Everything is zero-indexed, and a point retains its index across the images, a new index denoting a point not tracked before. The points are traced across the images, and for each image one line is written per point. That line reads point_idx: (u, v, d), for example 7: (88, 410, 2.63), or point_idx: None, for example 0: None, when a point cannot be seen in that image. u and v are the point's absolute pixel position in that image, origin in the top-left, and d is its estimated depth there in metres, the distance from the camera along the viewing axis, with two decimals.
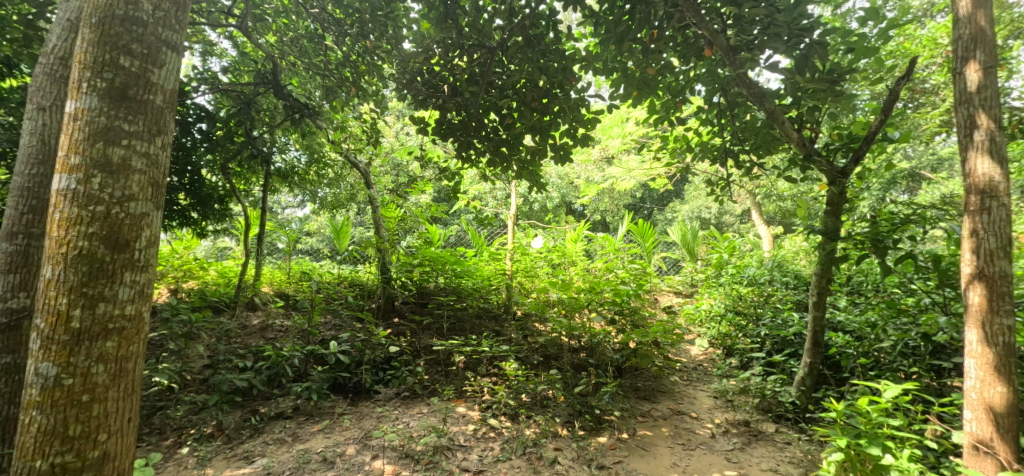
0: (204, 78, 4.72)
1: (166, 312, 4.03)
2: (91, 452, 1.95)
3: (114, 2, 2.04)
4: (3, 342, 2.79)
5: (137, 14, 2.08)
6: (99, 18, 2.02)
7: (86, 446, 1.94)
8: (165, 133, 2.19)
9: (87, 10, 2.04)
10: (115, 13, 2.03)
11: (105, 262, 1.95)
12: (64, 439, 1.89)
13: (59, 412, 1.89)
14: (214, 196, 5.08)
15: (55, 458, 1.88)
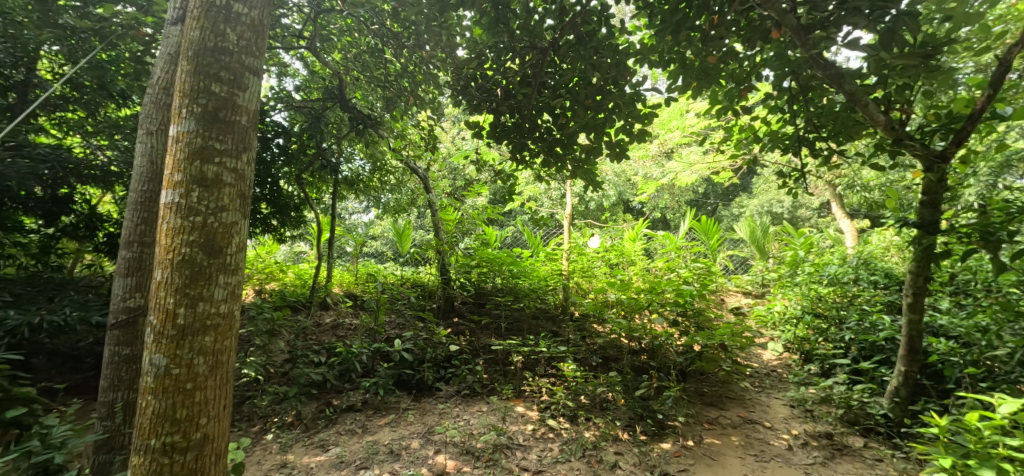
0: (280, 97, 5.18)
1: (252, 310, 4.46)
2: (194, 434, 2.21)
3: (205, 36, 2.30)
4: (123, 335, 3.21)
5: (225, 45, 2.33)
6: (194, 51, 2.29)
7: (190, 428, 2.20)
8: (250, 150, 2.44)
9: (184, 44, 2.31)
10: (207, 46, 2.29)
11: (204, 266, 2.21)
12: (172, 421, 2.16)
13: (169, 397, 2.16)
14: (291, 205, 5.56)
15: (166, 438, 2.15)
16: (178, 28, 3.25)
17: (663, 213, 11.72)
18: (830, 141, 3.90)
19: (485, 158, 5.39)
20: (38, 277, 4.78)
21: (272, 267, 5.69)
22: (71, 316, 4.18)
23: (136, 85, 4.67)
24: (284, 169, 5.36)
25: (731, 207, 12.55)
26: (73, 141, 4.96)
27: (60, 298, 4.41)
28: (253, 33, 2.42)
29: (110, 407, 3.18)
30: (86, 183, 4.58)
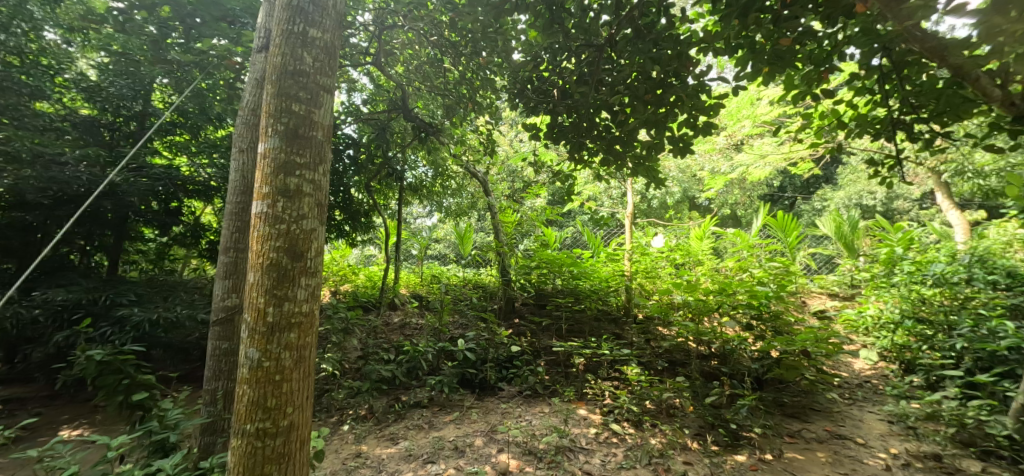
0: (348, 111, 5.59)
1: (329, 310, 4.86)
2: (282, 421, 2.43)
3: (286, 61, 2.54)
4: (222, 331, 3.61)
5: (302, 68, 2.56)
6: (277, 76, 2.53)
7: (279, 416, 2.42)
8: (325, 162, 2.66)
9: (268, 70, 2.57)
10: (288, 70, 2.53)
11: (288, 269, 2.44)
12: (264, 409, 2.40)
13: (261, 387, 2.40)
14: (362, 212, 5.97)
15: (259, 424, 2.39)
16: (263, 54, 3.60)
17: (733, 208, 11.00)
18: (930, 123, 3.43)
19: (543, 159, 5.37)
20: (157, 280, 5.52)
21: (344, 270, 6.20)
22: (182, 314, 4.79)
23: (230, 108, 5.23)
24: (355, 178, 5.78)
25: (813, 200, 11.48)
26: (180, 160, 5.64)
27: (173, 298, 5.08)
28: (326, 54, 2.64)
29: (213, 395, 3.60)
30: (190, 195, 5.33)
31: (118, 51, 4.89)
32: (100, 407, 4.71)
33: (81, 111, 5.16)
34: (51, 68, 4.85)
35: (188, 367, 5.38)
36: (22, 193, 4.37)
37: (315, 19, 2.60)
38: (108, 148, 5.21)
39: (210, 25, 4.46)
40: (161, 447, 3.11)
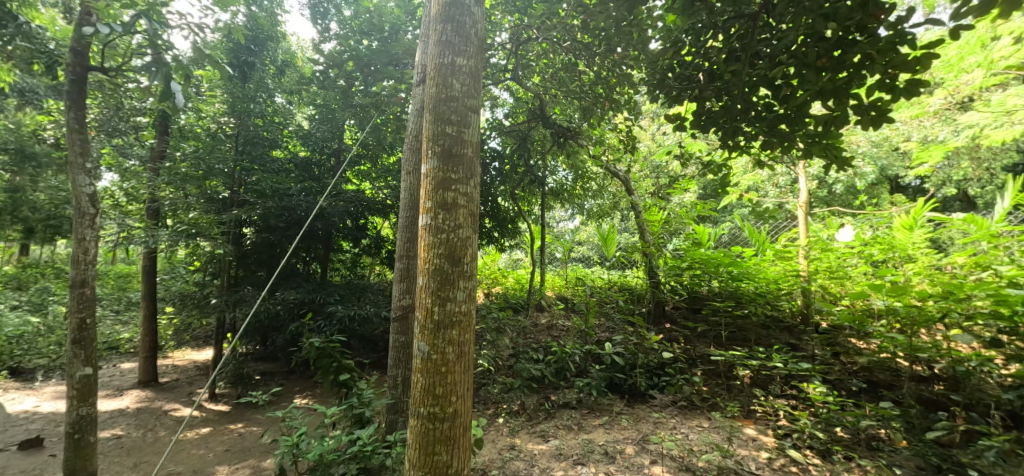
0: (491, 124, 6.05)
1: (483, 310, 5.39)
2: (448, 408, 2.73)
3: (440, 90, 2.86)
4: (400, 326, 4.25)
5: (452, 94, 2.86)
6: (433, 104, 2.87)
7: (446, 403, 2.72)
8: (476, 176, 2.92)
9: (426, 100, 2.93)
10: (441, 98, 2.85)
11: (449, 274, 2.75)
12: (434, 396, 2.72)
13: (431, 377, 2.72)
14: (507, 218, 6.66)
15: (430, 408, 2.72)
16: (421, 88, 4.14)
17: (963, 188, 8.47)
18: None
19: (689, 149, 4.97)
20: (354, 283, 6.81)
21: (495, 273, 6.62)
22: (370, 311, 5.93)
23: (399, 136, 6.20)
24: (501, 188, 6.45)
25: None
26: (366, 186, 6.96)
27: (364, 298, 6.26)
28: (471, 80, 2.91)
29: (395, 380, 4.23)
30: (373, 213, 6.70)
31: (320, 103, 6.48)
32: (319, 382, 6.17)
33: (300, 153, 6.73)
34: (281, 124, 6.46)
35: (376, 355, 6.53)
36: (268, 219, 5.96)
37: (461, 49, 2.88)
38: (316, 181, 6.67)
39: (381, 70, 5.42)
40: (360, 419, 3.81)
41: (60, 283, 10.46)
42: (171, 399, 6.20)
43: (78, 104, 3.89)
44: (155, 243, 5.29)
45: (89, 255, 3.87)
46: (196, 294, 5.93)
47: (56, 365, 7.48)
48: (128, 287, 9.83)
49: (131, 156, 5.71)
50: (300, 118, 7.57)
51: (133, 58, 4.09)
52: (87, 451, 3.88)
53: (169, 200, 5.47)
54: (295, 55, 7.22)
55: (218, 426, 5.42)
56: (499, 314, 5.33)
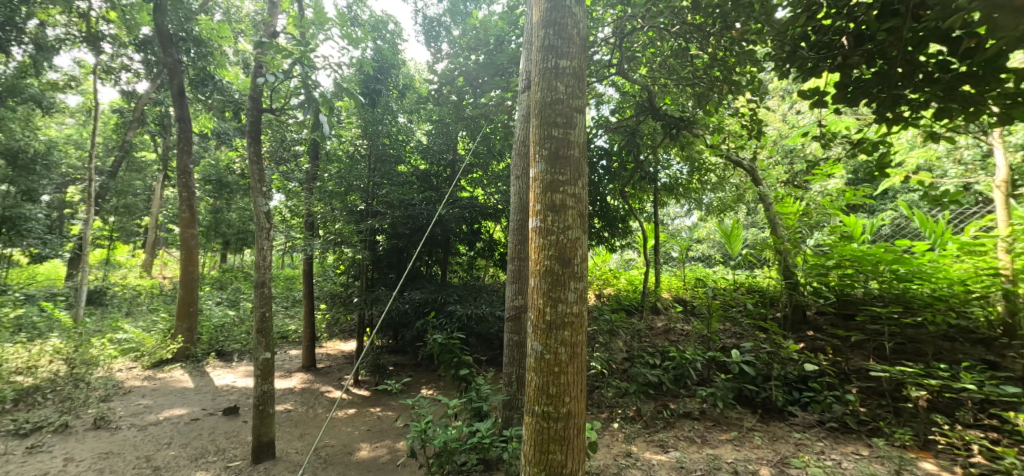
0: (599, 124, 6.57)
1: (596, 312, 5.39)
2: (562, 408, 2.62)
3: (544, 93, 2.77)
4: (514, 326, 4.41)
5: (557, 97, 2.74)
6: (539, 107, 2.78)
7: (559, 403, 2.62)
8: (584, 176, 2.77)
9: (531, 104, 2.86)
10: (546, 100, 2.75)
11: (560, 275, 2.63)
12: (547, 395, 2.63)
13: (544, 376, 2.64)
14: (617, 217, 7.20)
15: (544, 407, 2.63)
16: (526, 94, 4.27)
17: None
18: None
19: (833, 127, 4.40)
20: (472, 284, 7.46)
21: (606, 275, 7.12)
22: (486, 310, 6.40)
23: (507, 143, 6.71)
24: (609, 187, 6.97)
25: None
26: (479, 192, 7.62)
27: (480, 298, 6.79)
28: (576, 79, 2.78)
29: (509, 378, 4.41)
30: (487, 218, 7.31)
31: (437, 119, 7.30)
32: (443, 376, 6.81)
33: (420, 166, 7.53)
34: (404, 141, 7.29)
35: (491, 353, 7.08)
36: (397, 227, 6.70)
37: (564, 50, 2.77)
38: (435, 189, 7.41)
39: (487, 82, 6.00)
40: (478, 412, 4.02)
41: (247, 283, 13.09)
42: (326, 382, 7.34)
43: (255, 139, 4.84)
44: (310, 250, 6.29)
45: (266, 261, 4.80)
46: (343, 294, 6.96)
47: (245, 349, 9.32)
48: (292, 286, 11.92)
49: (292, 179, 6.97)
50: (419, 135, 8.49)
51: (291, 98, 4.99)
52: (268, 420, 4.92)
53: (321, 214, 6.42)
54: (413, 78, 8.19)
55: (361, 408, 6.33)
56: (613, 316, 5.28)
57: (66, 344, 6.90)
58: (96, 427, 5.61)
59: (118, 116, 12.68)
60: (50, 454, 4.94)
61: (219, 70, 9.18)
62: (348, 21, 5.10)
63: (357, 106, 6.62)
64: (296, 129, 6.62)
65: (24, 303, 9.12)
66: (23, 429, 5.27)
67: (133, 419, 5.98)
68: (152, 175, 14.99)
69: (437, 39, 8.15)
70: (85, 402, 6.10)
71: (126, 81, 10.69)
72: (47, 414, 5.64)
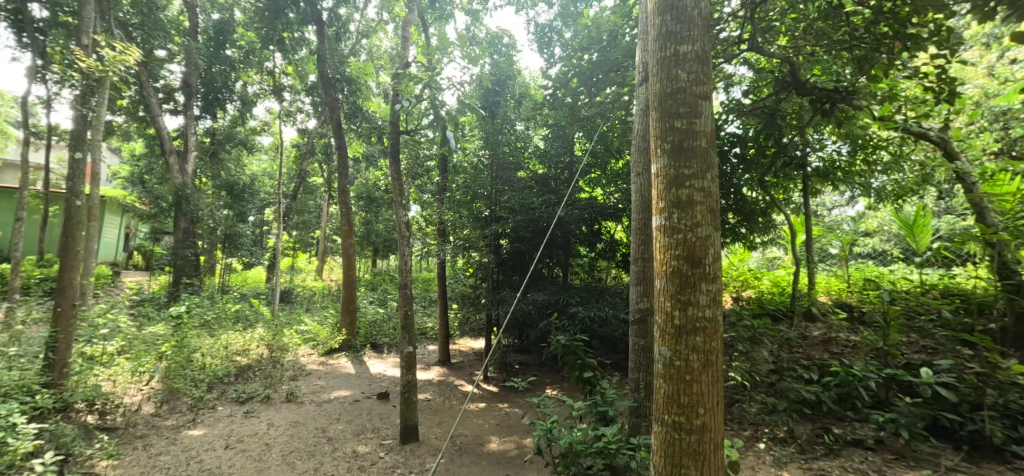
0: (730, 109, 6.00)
1: (734, 317, 4.87)
2: (695, 420, 2.35)
3: (663, 84, 2.53)
4: (640, 329, 4.20)
5: (679, 85, 2.49)
6: (658, 100, 2.55)
7: (692, 414, 2.35)
8: (714, 168, 2.47)
9: (650, 96, 2.64)
10: (666, 91, 2.51)
11: (689, 276, 2.37)
12: (678, 404, 2.38)
13: (674, 384, 2.40)
14: (757, 210, 6.46)
15: (675, 417, 2.38)
16: (644, 86, 4.21)
17: None
18: None
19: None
20: (594, 287, 7.47)
21: (746, 276, 6.63)
22: (609, 313, 6.28)
23: (624, 140, 6.56)
24: (745, 176, 6.30)
25: None
26: (598, 192, 7.62)
27: (603, 300, 6.74)
28: (700, 63, 2.49)
29: (637, 383, 4.21)
30: (607, 218, 7.23)
31: (552, 123, 7.43)
32: (566, 377, 6.93)
33: (538, 171, 7.70)
34: (522, 147, 7.56)
35: (616, 356, 6.93)
36: (519, 230, 6.93)
37: (684, 34, 2.51)
38: (554, 192, 7.48)
39: (602, 79, 6.12)
40: (602, 417, 3.86)
41: (393, 285, 14.76)
42: (459, 376, 7.88)
43: (395, 159, 5.39)
44: (443, 254, 6.81)
45: (407, 264, 5.29)
46: (473, 295, 7.42)
47: (393, 343, 10.47)
48: (429, 288, 13.06)
49: (426, 191, 7.70)
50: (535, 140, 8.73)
51: (421, 118, 5.53)
52: (411, 407, 5.46)
53: (451, 221, 6.96)
54: (528, 86, 8.49)
55: (491, 403, 6.65)
56: (758, 321, 4.67)
57: (267, 333, 8.52)
58: (288, 400, 6.79)
59: (297, 150, 15.44)
60: (259, 419, 6.10)
61: (365, 101, 10.62)
62: (468, 42, 5.38)
63: (478, 120, 7.00)
64: (428, 146, 7.32)
65: (240, 300, 11.51)
66: (242, 397, 6.60)
67: (313, 396, 7.11)
68: (320, 195, 17.89)
69: (549, 44, 8.21)
70: (281, 379, 7.42)
71: (301, 121, 12.96)
72: (256, 387, 6.99)
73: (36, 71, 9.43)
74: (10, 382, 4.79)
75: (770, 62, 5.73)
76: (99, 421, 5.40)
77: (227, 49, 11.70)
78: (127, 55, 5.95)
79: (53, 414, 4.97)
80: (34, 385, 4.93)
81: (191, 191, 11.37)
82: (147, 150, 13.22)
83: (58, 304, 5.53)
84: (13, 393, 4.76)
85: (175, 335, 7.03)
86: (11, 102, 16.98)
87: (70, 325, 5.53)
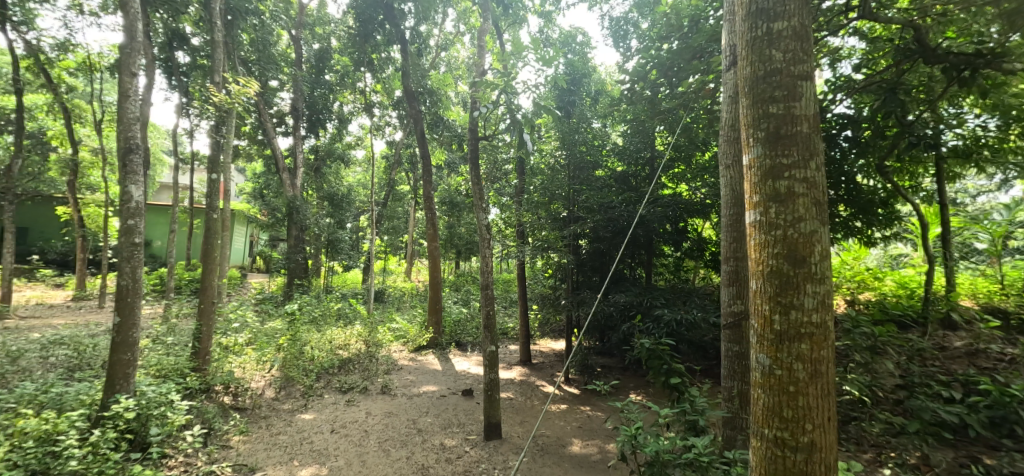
0: (838, 87, 5.37)
1: (848, 323, 4.30)
2: (802, 437, 2.06)
3: (755, 66, 2.26)
4: (733, 334, 3.86)
5: (773, 66, 2.21)
6: (749, 85, 2.29)
7: (798, 430, 2.06)
8: (819, 155, 2.16)
9: (739, 81, 2.38)
10: (758, 74, 2.24)
11: (791, 276, 2.08)
12: (781, 418, 2.10)
13: (775, 395, 2.12)
14: (875, 201, 5.71)
15: (777, 432, 2.10)
16: (732, 71, 3.87)
17: None
18: None
19: None
20: (680, 288, 7.12)
21: (863, 276, 5.94)
22: (697, 316, 5.89)
23: (710, 131, 6.12)
24: (859, 163, 5.65)
25: None
26: (682, 188, 7.21)
27: (691, 302, 6.39)
28: (799, 39, 2.19)
29: (730, 392, 3.89)
30: (693, 214, 6.79)
31: (630, 118, 7.16)
32: (652, 382, 6.64)
33: (616, 169, 7.46)
34: (600, 145, 7.37)
35: (707, 362, 6.48)
36: (599, 230, 6.76)
37: (778, 10, 2.22)
38: (634, 190, 7.20)
39: (684, 68, 5.83)
40: (692, 427, 3.46)
41: (475, 286, 15.15)
42: (541, 376, 7.84)
43: (475, 163, 5.49)
44: (523, 255, 6.83)
45: (488, 265, 5.36)
46: (552, 296, 7.36)
47: (476, 342, 10.73)
48: (510, 288, 13.22)
49: (504, 193, 7.79)
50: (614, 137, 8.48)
51: (498, 122, 5.61)
52: (494, 405, 5.51)
53: (530, 222, 6.96)
54: (604, 83, 8.30)
55: (572, 405, 6.54)
56: (879, 327, 4.08)
57: (364, 329, 9.12)
58: (383, 392, 7.20)
59: (387, 160, 16.46)
60: (359, 408, 6.53)
61: (446, 111, 11.05)
62: (542, 43, 5.33)
63: (553, 121, 6.93)
64: (505, 149, 7.42)
65: (341, 300, 12.47)
66: (344, 387, 7.10)
67: (405, 389, 7.46)
68: (407, 202, 18.93)
69: (625, 38, 7.92)
70: (376, 372, 7.90)
71: (389, 133, 13.79)
72: (356, 379, 7.49)
73: (180, 106, 11.01)
74: (170, 365, 5.82)
75: (887, 30, 5.07)
76: (234, 402, 6.08)
77: (325, 74, 13.03)
78: (247, 87, 6.74)
79: (199, 394, 5.79)
80: (185, 369, 5.87)
81: (300, 203, 12.60)
82: (265, 168, 14.89)
83: (202, 301, 6.29)
84: (171, 373, 5.74)
85: (288, 331, 7.79)
86: (163, 134, 20.08)
87: (210, 319, 6.33)
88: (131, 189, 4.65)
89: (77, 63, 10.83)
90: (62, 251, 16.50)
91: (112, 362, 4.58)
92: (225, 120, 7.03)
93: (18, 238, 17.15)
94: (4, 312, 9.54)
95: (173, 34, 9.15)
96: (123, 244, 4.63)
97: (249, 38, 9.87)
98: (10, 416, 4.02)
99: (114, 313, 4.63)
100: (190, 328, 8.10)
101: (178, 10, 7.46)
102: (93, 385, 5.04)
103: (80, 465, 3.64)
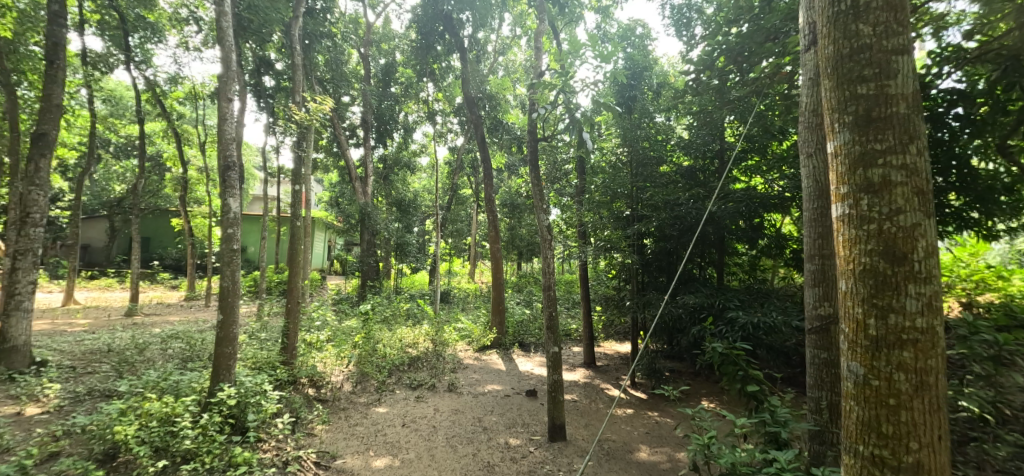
0: (946, 59, 4.73)
1: (964, 329, 3.75)
2: (906, 457, 1.78)
3: (839, 44, 2.01)
4: (820, 340, 3.52)
5: (861, 42, 1.95)
6: (832, 66, 2.05)
7: (899, 449, 1.79)
8: (920, 139, 1.87)
9: (821, 62, 2.13)
10: (843, 53, 2.00)
11: (888, 276, 1.81)
12: (879, 434, 1.83)
13: (871, 408, 1.86)
14: (996, 187, 5.06)
15: (874, 450, 1.84)
16: (812, 51, 3.52)
17: None
18: None
19: None
20: (755, 288, 6.67)
21: (981, 275, 5.32)
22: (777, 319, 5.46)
23: (787, 117, 5.65)
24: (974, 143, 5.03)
25: None
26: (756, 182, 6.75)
27: (769, 305, 5.97)
28: (892, 9, 1.91)
29: (818, 404, 3.53)
30: (772, 208, 6.27)
31: (696, 111, 6.79)
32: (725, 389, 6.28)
33: (683, 164, 7.12)
34: (665, 140, 7.05)
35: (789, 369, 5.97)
36: (666, 229, 6.47)
37: None
38: (702, 185, 6.85)
39: (757, 51, 5.44)
40: (774, 439, 3.13)
41: (537, 286, 15.15)
42: (605, 379, 7.63)
43: (535, 164, 5.43)
44: (586, 256, 6.68)
45: (550, 266, 5.28)
46: (616, 298, 7.14)
47: (539, 343, 10.67)
48: (572, 289, 13.03)
49: (565, 194, 7.69)
50: (680, 130, 8.10)
51: (557, 123, 5.54)
52: (559, 406, 5.41)
53: (593, 222, 6.81)
54: (667, 75, 7.96)
55: (638, 410, 6.30)
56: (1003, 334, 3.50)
57: (431, 329, 9.39)
58: (450, 390, 7.34)
59: (450, 165, 16.89)
60: (427, 404, 6.70)
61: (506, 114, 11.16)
62: (600, 39, 5.16)
63: (614, 117, 6.67)
64: (566, 150, 7.34)
65: (410, 300, 12.98)
66: (414, 384, 7.33)
67: (471, 388, 7.55)
68: (471, 205, 19.34)
69: (689, 25, 7.51)
70: (443, 371, 8.08)
71: (451, 139, 14.14)
72: (424, 376, 7.71)
73: (269, 125, 12.00)
74: (263, 359, 6.32)
75: None
76: (317, 393, 6.44)
77: (391, 87, 13.59)
78: (323, 104, 7.15)
79: (288, 385, 6.21)
80: (276, 362, 6.34)
81: (371, 209, 13.25)
82: (340, 178, 15.85)
83: (289, 301, 6.67)
84: (264, 366, 6.24)
85: (362, 328, 8.20)
86: (254, 150, 22.03)
87: (296, 318, 6.68)
88: (230, 201, 5.08)
89: (185, 93, 12.09)
90: (175, 257, 18.56)
91: (216, 354, 5.00)
92: (305, 136, 7.48)
93: (142, 246, 19.56)
94: (133, 311, 10.87)
95: (261, 60, 10.00)
96: (223, 250, 5.04)
97: (324, 58, 10.56)
98: (139, 399, 4.52)
99: (218, 311, 5.04)
100: (278, 326, 8.78)
101: (263, 38, 8.09)
102: (202, 375, 5.54)
103: (193, 444, 4.01)
